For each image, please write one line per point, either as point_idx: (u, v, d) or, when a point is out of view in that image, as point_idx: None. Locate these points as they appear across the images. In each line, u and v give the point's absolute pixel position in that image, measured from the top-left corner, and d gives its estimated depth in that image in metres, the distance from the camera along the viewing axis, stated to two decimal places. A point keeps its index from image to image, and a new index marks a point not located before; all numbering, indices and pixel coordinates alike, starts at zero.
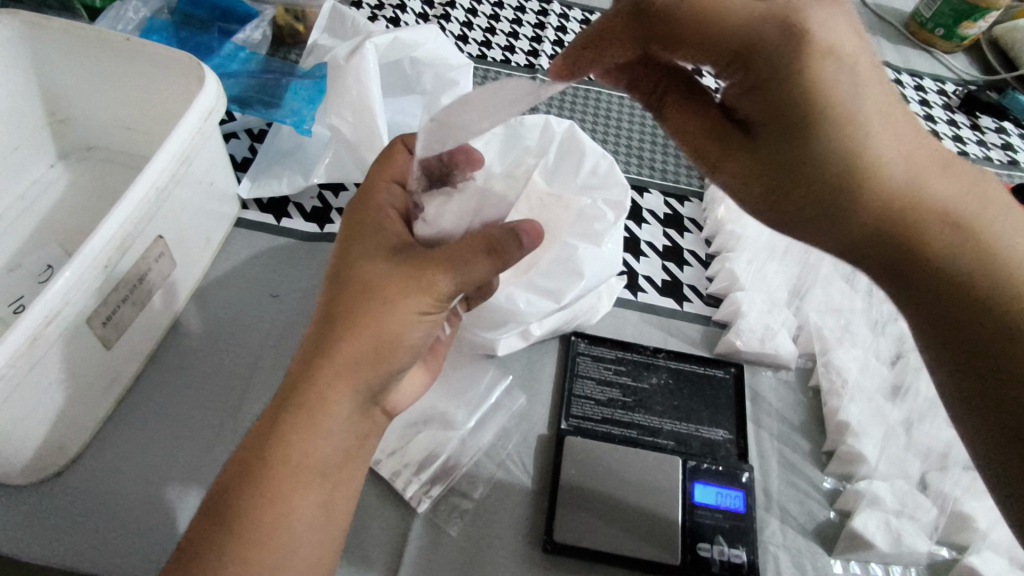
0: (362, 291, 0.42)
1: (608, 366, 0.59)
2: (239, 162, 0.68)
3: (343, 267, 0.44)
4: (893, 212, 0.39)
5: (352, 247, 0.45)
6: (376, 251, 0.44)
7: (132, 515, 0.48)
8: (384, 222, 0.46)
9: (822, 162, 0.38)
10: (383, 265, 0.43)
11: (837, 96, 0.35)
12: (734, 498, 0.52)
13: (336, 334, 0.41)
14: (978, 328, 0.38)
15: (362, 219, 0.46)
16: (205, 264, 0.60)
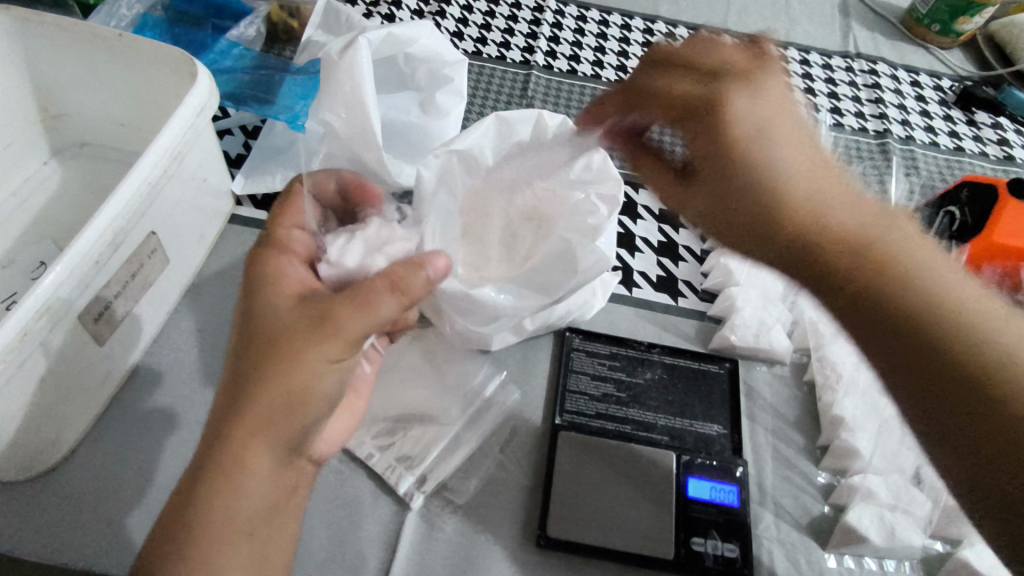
0: (265, 343, 0.40)
1: (603, 361, 0.59)
2: (234, 158, 0.68)
3: (239, 322, 0.42)
4: (810, 219, 0.40)
5: (252, 297, 0.42)
6: (275, 299, 0.41)
7: (125, 510, 0.48)
8: (287, 269, 0.43)
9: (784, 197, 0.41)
10: (287, 311, 0.41)
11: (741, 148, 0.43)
12: (728, 493, 0.52)
13: (250, 380, 0.40)
14: (966, 359, 0.35)
15: (257, 265, 0.43)
16: (199, 261, 0.60)
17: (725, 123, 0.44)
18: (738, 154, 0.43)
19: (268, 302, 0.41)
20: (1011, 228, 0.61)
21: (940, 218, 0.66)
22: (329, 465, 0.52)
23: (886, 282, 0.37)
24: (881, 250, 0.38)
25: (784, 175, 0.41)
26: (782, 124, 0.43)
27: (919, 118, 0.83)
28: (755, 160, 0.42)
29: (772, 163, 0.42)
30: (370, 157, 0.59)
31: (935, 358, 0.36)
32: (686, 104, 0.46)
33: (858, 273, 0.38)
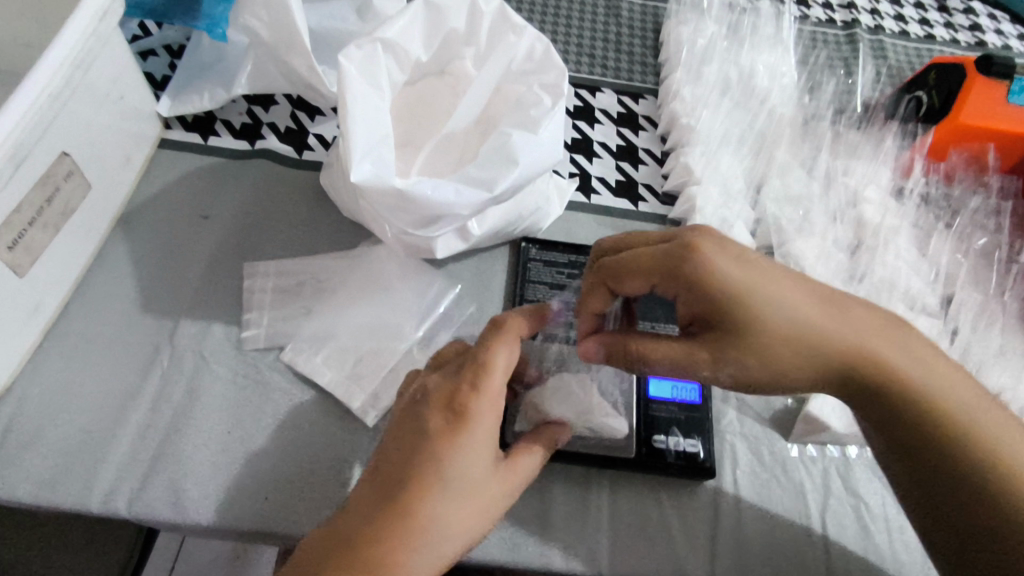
0: (474, 510, 0.38)
1: (561, 270, 0.56)
2: (159, 80, 0.63)
3: (439, 456, 0.37)
4: (854, 373, 0.40)
5: (464, 449, 0.38)
6: (485, 460, 0.39)
7: (67, 445, 0.46)
8: (496, 426, 0.40)
9: (783, 361, 0.40)
10: (494, 484, 0.39)
11: (800, 313, 0.40)
12: (690, 390, 0.51)
13: (448, 522, 0.37)
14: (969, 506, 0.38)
15: (480, 414, 0.38)
16: (129, 188, 0.57)
17: (723, 293, 0.40)
18: (748, 319, 0.40)
19: (480, 464, 0.38)
20: (982, 108, 0.57)
21: (907, 102, 0.63)
22: (280, 388, 0.50)
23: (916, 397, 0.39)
24: (920, 377, 0.40)
25: (835, 338, 0.40)
26: (747, 287, 0.40)
27: (889, 5, 0.79)
28: (760, 314, 0.40)
29: (791, 314, 0.40)
30: (298, 64, 0.57)
31: (965, 478, 0.38)
32: (649, 268, 0.42)
33: (901, 399, 0.40)
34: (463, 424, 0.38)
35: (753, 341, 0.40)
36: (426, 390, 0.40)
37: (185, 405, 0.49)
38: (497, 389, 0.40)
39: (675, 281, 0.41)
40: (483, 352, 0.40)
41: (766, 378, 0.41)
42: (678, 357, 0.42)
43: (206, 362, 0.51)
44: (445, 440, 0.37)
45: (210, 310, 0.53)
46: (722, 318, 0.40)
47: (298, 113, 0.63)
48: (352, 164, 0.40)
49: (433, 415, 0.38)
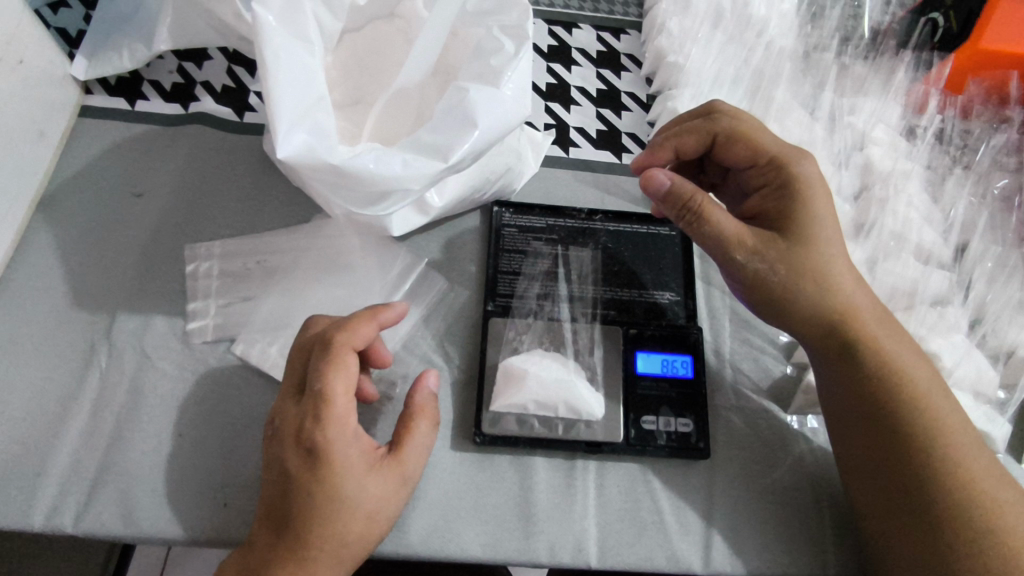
0: (362, 517, 0.38)
1: (537, 236, 0.51)
2: (74, 36, 0.55)
3: (304, 488, 0.37)
4: (853, 322, 0.41)
5: (328, 476, 0.37)
6: (353, 478, 0.38)
7: (0, 459, 0.42)
8: (354, 441, 0.39)
9: (816, 272, 0.41)
10: (378, 483, 0.39)
11: (835, 243, 0.42)
12: (682, 365, 0.47)
13: (327, 541, 0.37)
14: (906, 486, 0.38)
15: (331, 441, 0.37)
16: (47, 166, 0.50)
17: (806, 198, 0.43)
18: (808, 222, 0.42)
19: (349, 479, 0.38)
20: (1006, 31, 0.51)
21: (922, 25, 0.56)
22: (234, 384, 0.46)
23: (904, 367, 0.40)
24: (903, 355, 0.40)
25: (847, 282, 0.42)
26: (821, 201, 0.43)
27: None
28: (822, 221, 0.42)
29: (830, 238, 0.42)
30: (223, 12, 0.49)
31: (922, 447, 0.38)
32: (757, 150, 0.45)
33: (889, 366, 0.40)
34: (318, 456, 0.37)
35: (803, 244, 0.41)
36: (278, 424, 0.39)
37: (130, 408, 0.44)
38: (341, 412, 0.38)
39: (777, 169, 0.44)
40: (318, 382, 0.39)
41: (790, 282, 0.41)
42: (735, 232, 0.42)
43: (148, 359, 0.46)
44: (305, 477, 0.37)
45: (150, 301, 0.48)
46: (792, 212, 0.42)
47: (235, 68, 0.56)
48: (276, 135, 0.34)
49: (288, 447, 0.38)
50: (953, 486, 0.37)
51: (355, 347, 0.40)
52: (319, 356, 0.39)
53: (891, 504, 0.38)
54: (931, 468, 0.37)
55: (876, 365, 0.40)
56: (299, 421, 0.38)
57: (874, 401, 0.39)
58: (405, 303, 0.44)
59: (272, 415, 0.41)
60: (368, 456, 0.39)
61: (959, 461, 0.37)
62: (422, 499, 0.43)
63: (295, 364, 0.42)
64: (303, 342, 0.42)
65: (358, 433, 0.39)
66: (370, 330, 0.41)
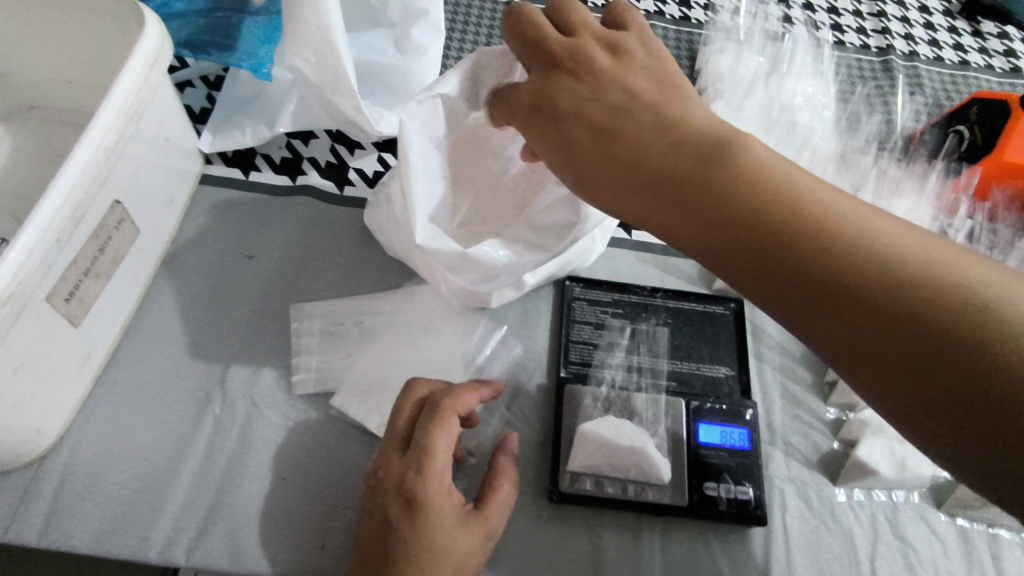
0: (450, 570, 0.41)
1: (605, 310, 0.56)
2: (198, 113, 0.63)
3: (403, 536, 0.40)
4: (740, 219, 0.34)
5: (427, 528, 0.41)
6: (446, 531, 0.41)
7: (123, 493, 0.47)
8: (449, 496, 0.42)
9: (682, 186, 0.36)
10: (466, 539, 0.42)
11: (672, 140, 0.37)
12: (739, 436, 0.51)
13: None
14: (915, 359, 0.28)
15: (431, 494, 0.41)
16: (173, 227, 0.56)
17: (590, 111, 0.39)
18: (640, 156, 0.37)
19: (445, 532, 0.41)
20: None
21: (949, 137, 0.63)
22: (332, 434, 0.50)
23: (821, 240, 0.32)
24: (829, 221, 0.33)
25: (725, 154, 0.35)
26: (648, 120, 0.38)
27: (923, 30, 0.79)
28: (611, 107, 0.39)
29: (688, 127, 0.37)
30: (343, 103, 0.56)
31: (907, 340, 0.29)
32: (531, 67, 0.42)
33: (795, 258, 0.32)
34: (421, 507, 0.41)
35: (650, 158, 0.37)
36: (379, 475, 0.43)
37: (240, 452, 0.49)
38: (441, 469, 0.42)
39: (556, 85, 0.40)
40: (424, 438, 0.42)
41: (679, 200, 0.36)
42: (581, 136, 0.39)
43: (257, 407, 0.51)
44: (407, 526, 0.40)
45: (259, 353, 0.53)
46: (607, 138, 0.39)
47: (338, 146, 0.63)
48: (417, 226, 0.41)
49: (391, 497, 0.41)
50: (915, 296, 0.29)
51: (459, 412, 0.45)
52: (426, 415, 0.43)
53: (965, 417, 0.27)
54: (921, 339, 0.29)
55: (802, 253, 0.32)
56: (403, 473, 0.42)
57: (822, 319, 0.31)
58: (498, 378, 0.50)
59: (371, 467, 0.45)
60: (460, 513, 0.43)
61: (911, 283, 0.30)
62: (502, 552, 0.47)
63: (397, 420, 0.45)
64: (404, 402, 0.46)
65: (452, 488, 0.43)
66: (471, 399, 0.46)
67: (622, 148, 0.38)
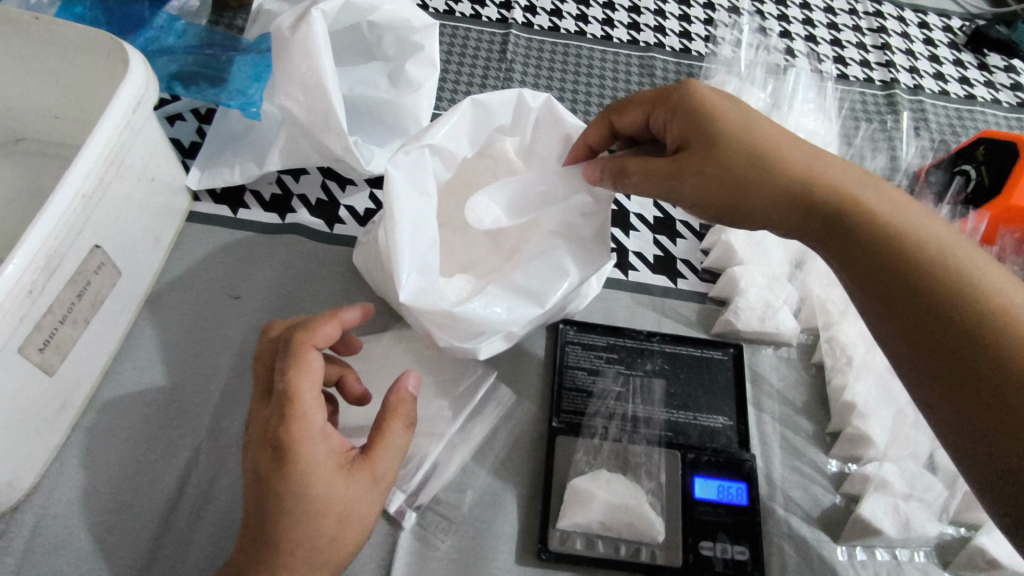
0: (332, 518, 0.38)
1: (599, 355, 0.55)
2: (187, 147, 0.62)
3: (275, 490, 0.37)
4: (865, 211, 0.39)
5: (297, 477, 0.37)
6: (324, 476, 0.38)
7: (95, 547, 0.45)
8: (321, 439, 0.38)
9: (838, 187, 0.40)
10: (346, 482, 0.39)
11: (808, 151, 0.42)
12: (737, 492, 0.50)
13: (301, 544, 0.37)
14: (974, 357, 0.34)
15: (300, 440, 0.37)
16: (157, 266, 0.55)
17: (723, 107, 0.42)
18: (804, 176, 0.40)
19: (318, 478, 0.38)
20: None
21: (955, 178, 0.61)
22: None
23: (922, 243, 0.38)
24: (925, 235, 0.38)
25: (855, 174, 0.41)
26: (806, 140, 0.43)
27: (927, 63, 0.78)
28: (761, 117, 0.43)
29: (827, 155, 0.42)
30: (333, 143, 0.55)
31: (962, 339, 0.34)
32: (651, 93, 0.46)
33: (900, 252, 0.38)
34: (285, 456, 0.37)
35: (799, 157, 0.41)
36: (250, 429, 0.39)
37: (219, 504, 0.47)
38: (306, 409, 0.38)
39: (666, 106, 0.44)
40: (282, 382, 0.39)
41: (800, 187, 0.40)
42: (718, 117, 0.42)
43: (238, 456, 0.49)
44: (273, 476, 0.37)
45: (241, 399, 0.51)
46: (762, 134, 0.42)
47: (328, 183, 0.62)
48: (400, 283, 0.40)
49: (259, 447, 0.38)
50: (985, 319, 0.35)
51: (317, 346, 0.41)
52: (282, 353, 0.40)
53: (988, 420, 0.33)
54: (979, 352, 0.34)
55: (924, 282, 0.36)
56: (269, 421, 0.38)
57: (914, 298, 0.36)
58: (365, 306, 0.46)
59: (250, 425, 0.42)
60: (339, 456, 0.39)
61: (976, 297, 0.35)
62: None
63: (262, 368, 0.42)
64: (267, 350, 0.43)
65: (329, 428, 0.39)
66: (331, 329, 0.42)
67: (769, 139, 0.41)
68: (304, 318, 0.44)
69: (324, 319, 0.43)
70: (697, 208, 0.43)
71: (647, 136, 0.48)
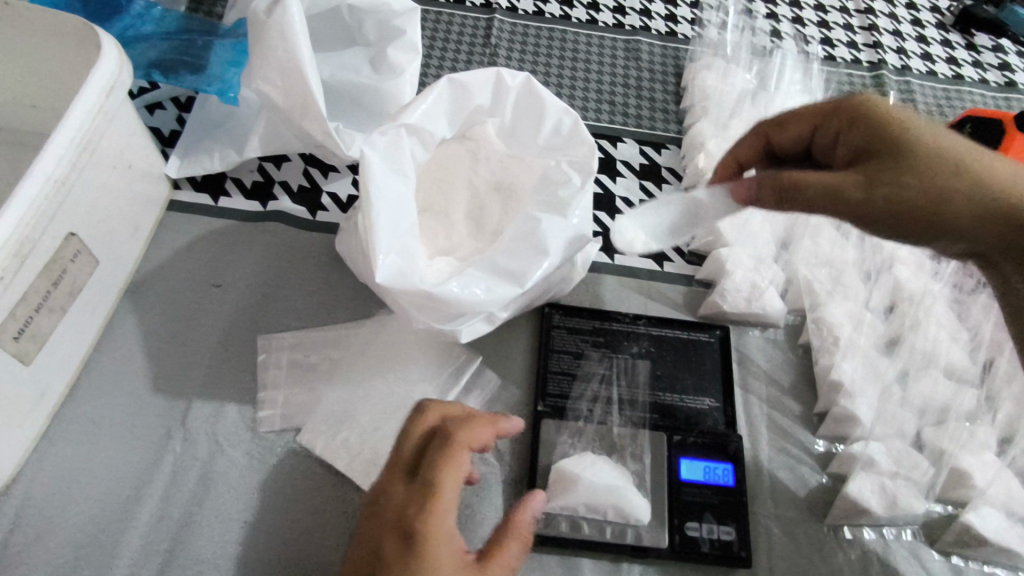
0: None
1: (585, 339, 0.54)
2: (167, 136, 0.61)
3: None
4: None
5: (418, 573, 0.35)
6: None
7: (76, 538, 0.45)
8: (448, 541, 0.37)
9: (1005, 195, 0.37)
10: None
11: (1000, 171, 0.38)
12: (723, 472, 0.49)
13: None
14: None
15: (431, 539, 0.36)
16: (137, 256, 0.54)
17: (902, 116, 0.40)
18: (974, 177, 0.38)
19: None
20: None
21: None
22: (297, 474, 0.48)
23: None
24: None
25: None
26: (992, 155, 0.40)
27: (915, 44, 0.77)
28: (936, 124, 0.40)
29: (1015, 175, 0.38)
30: (313, 128, 0.55)
31: None
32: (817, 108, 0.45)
33: None
34: (417, 547, 0.36)
35: (976, 165, 0.38)
36: (381, 513, 0.38)
37: (203, 493, 0.47)
38: (445, 507, 0.37)
39: (836, 114, 0.43)
40: (430, 475, 0.38)
41: (981, 195, 0.38)
42: (891, 119, 0.40)
43: (221, 445, 0.49)
44: (398, 569, 0.35)
45: (223, 388, 0.51)
46: (931, 133, 0.39)
47: (311, 169, 0.61)
48: (377, 264, 0.39)
49: (390, 536, 0.37)
50: None
51: (473, 447, 0.40)
52: (443, 442, 0.39)
53: None
54: None
55: None
56: (404, 513, 0.37)
57: None
58: (520, 422, 0.45)
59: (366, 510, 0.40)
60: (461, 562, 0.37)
61: None
62: None
63: (405, 450, 0.40)
64: (416, 429, 0.41)
65: (456, 535, 0.38)
66: (488, 433, 0.41)
67: (948, 144, 0.39)
68: (455, 406, 0.43)
69: (457, 414, 0.42)
70: (875, 219, 0.39)
71: (801, 151, 0.47)
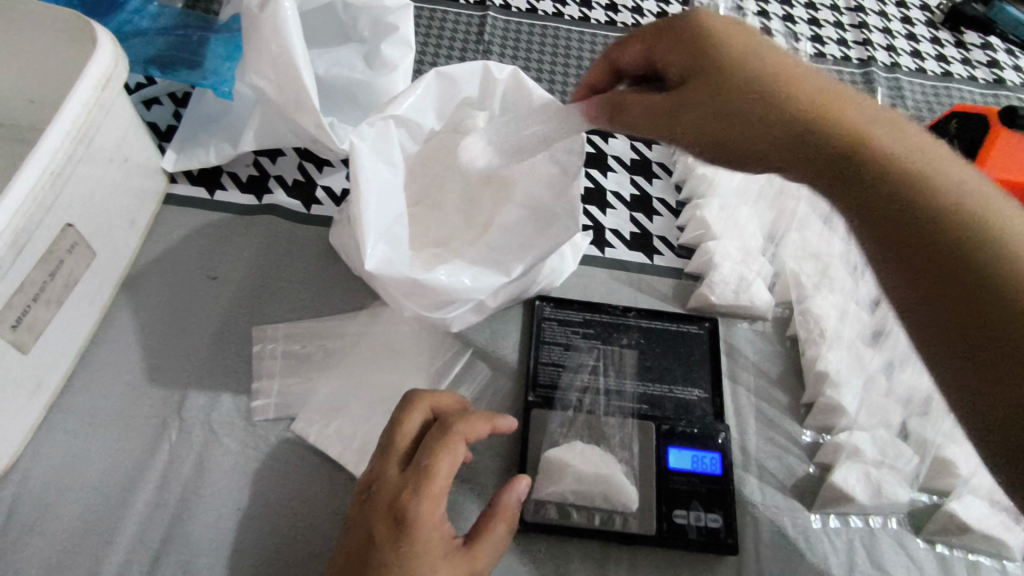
0: None
1: (575, 330, 0.55)
2: (164, 131, 0.62)
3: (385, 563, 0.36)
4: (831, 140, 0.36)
5: (409, 555, 0.36)
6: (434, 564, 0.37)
7: (72, 525, 0.45)
8: (438, 526, 0.38)
9: (811, 109, 0.37)
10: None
11: (822, 89, 0.38)
12: (710, 461, 0.50)
13: None
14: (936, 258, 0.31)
15: (421, 522, 0.37)
16: (134, 249, 0.55)
17: (713, 40, 0.41)
18: (779, 93, 0.38)
19: (427, 565, 0.37)
20: (1002, 166, 0.56)
21: None
22: (290, 463, 0.49)
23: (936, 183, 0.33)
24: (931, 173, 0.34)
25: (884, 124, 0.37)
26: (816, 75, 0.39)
27: (905, 41, 0.78)
28: (756, 47, 0.41)
29: (827, 94, 0.38)
30: (307, 122, 0.55)
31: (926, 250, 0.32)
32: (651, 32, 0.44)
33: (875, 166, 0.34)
34: (406, 531, 0.37)
35: (750, 83, 0.38)
36: (372, 492, 0.39)
37: (197, 481, 0.48)
38: (439, 494, 0.38)
39: (665, 41, 0.43)
40: (426, 458, 0.39)
41: (787, 110, 0.37)
42: (706, 44, 0.41)
43: (216, 434, 0.49)
44: (390, 550, 0.36)
45: (218, 378, 0.52)
46: (731, 57, 0.40)
47: (305, 164, 0.62)
48: (367, 252, 0.40)
49: (381, 516, 0.38)
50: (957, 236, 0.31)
51: (470, 440, 0.42)
52: (440, 432, 0.40)
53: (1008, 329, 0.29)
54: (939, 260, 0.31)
55: (909, 208, 0.33)
56: (397, 494, 0.38)
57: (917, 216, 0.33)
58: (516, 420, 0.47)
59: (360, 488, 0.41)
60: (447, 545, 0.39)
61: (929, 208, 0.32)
62: None
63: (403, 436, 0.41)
64: (414, 416, 0.42)
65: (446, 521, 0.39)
66: (484, 429, 0.43)
67: (778, 65, 0.39)
68: (449, 400, 0.44)
69: (454, 410, 0.44)
70: (701, 139, 0.40)
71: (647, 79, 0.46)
